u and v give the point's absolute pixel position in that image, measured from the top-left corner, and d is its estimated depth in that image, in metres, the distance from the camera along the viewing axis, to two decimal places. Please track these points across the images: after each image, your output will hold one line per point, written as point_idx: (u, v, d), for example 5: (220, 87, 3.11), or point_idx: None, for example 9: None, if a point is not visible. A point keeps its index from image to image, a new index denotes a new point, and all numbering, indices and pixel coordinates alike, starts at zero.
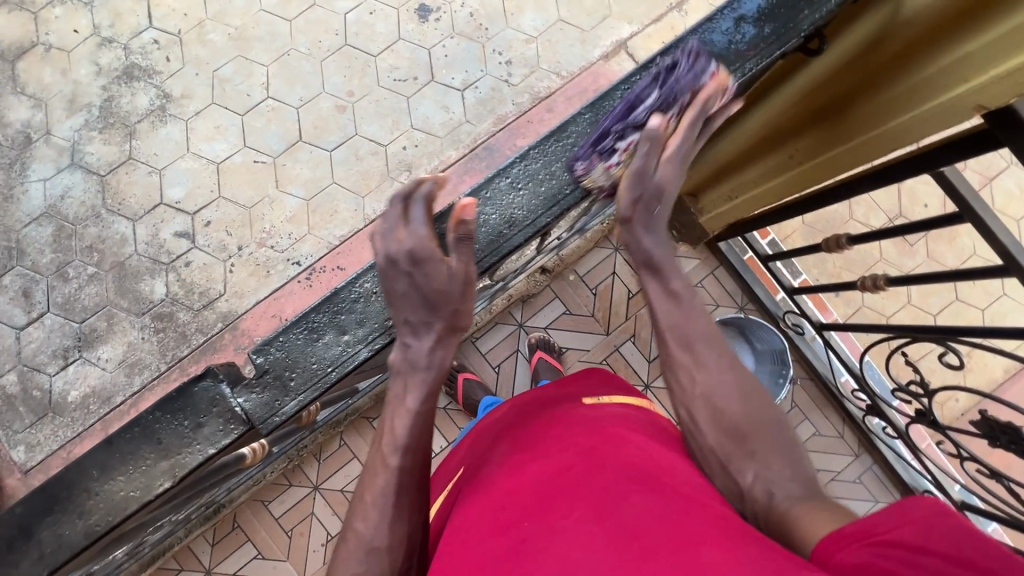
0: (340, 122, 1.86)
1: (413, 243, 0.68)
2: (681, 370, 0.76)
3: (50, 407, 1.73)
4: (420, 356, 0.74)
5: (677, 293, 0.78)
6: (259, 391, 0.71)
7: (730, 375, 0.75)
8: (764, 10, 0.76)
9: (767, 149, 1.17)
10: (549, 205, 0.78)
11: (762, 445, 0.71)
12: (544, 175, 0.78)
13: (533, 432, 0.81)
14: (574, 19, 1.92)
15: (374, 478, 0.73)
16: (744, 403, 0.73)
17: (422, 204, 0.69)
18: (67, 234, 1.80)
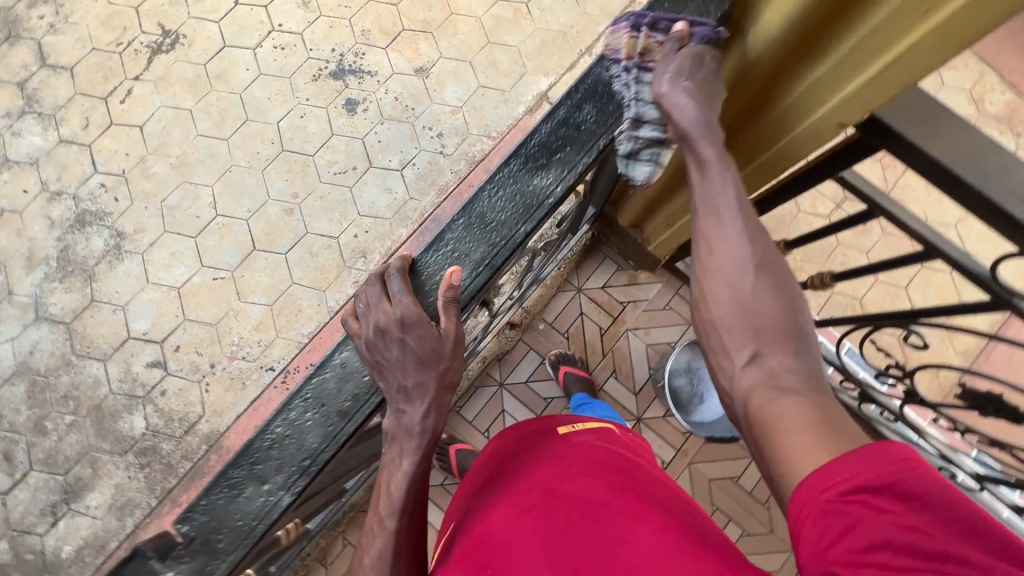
0: (290, 224, 1.91)
1: (402, 311, 0.73)
2: (705, 233, 0.73)
3: (46, 567, 1.69)
4: (412, 423, 0.75)
5: (712, 164, 0.72)
6: (188, 559, 0.69)
7: (753, 247, 0.71)
8: (614, 81, 0.78)
9: (682, 180, 1.22)
10: (474, 273, 0.76)
11: (775, 313, 0.70)
12: (461, 251, 0.76)
13: (512, 472, 0.88)
14: (493, 83, 2.01)
15: (372, 540, 0.76)
16: (758, 290, 0.70)
17: (398, 277, 0.75)
18: (40, 388, 1.81)
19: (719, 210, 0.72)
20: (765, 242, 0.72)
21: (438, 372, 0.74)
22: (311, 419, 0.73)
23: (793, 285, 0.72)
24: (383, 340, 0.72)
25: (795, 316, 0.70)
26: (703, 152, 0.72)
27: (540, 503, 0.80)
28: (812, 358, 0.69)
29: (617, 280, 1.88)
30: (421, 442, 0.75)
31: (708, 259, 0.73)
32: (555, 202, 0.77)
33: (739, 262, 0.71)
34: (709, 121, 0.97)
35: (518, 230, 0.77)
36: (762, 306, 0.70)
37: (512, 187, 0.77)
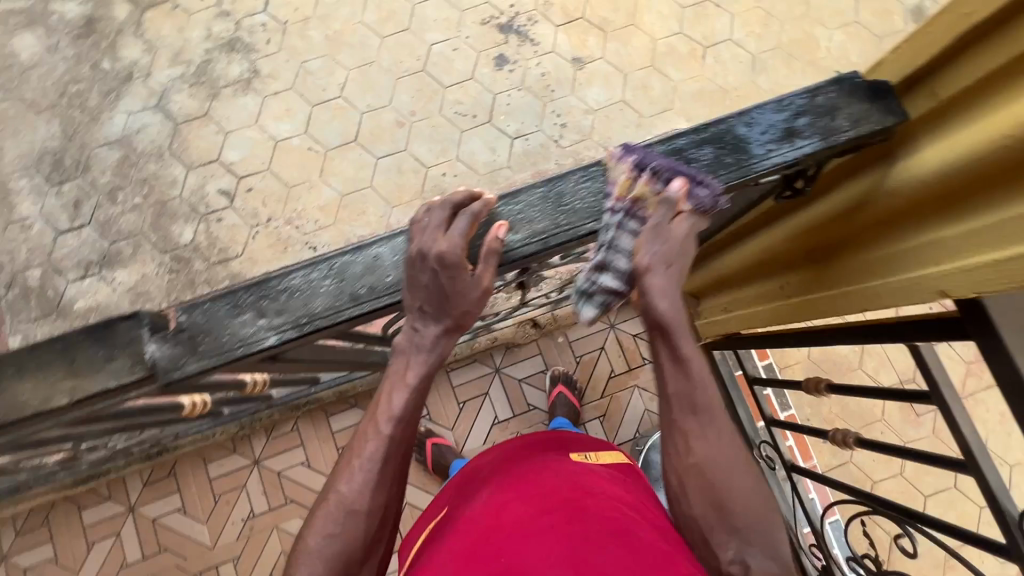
0: (394, 136, 2.00)
1: (447, 248, 0.61)
2: (680, 434, 0.71)
3: (57, 308, 1.87)
4: (425, 341, 0.71)
5: (688, 359, 0.70)
6: (173, 342, 0.62)
7: (723, 442, 0.71)
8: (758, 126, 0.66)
9: (763, 275, 1.19)
10: (542, 238, 0.63)
11: (747, 491, 0.71)
12: (539, 211, 0.64)
13: (514, 478, 0.86)
14: (635, 104, 2.02)
15: (363, 444, 0.73)
16: (734, 480, 0.70)
17: (469, 217, 0.62)
18: (129, 164, 2.00)
19: (695, 408, 0.71)
20: (725, 424, 0.72)
21: (452, 315, 0.67)
22: (329, 286, 0.62)
23: (757, 472, 0.73)
24: (418, 263, 0.62)
25: (763, 499, 0.71)
26: (681, 346, 0.69)
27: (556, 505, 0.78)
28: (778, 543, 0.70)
29: (650, 336, 1.85)
30: (428, 361, 0.72)
31: (682, 467, 0.71)
32: (631, 217, 0.64)
33: (712, 462, 0.70)
34: (822, 225, 0.94)
35: (584, 226, 0.63)
36: (747, 504, 0.70)
37: (602, 181, 0.65)
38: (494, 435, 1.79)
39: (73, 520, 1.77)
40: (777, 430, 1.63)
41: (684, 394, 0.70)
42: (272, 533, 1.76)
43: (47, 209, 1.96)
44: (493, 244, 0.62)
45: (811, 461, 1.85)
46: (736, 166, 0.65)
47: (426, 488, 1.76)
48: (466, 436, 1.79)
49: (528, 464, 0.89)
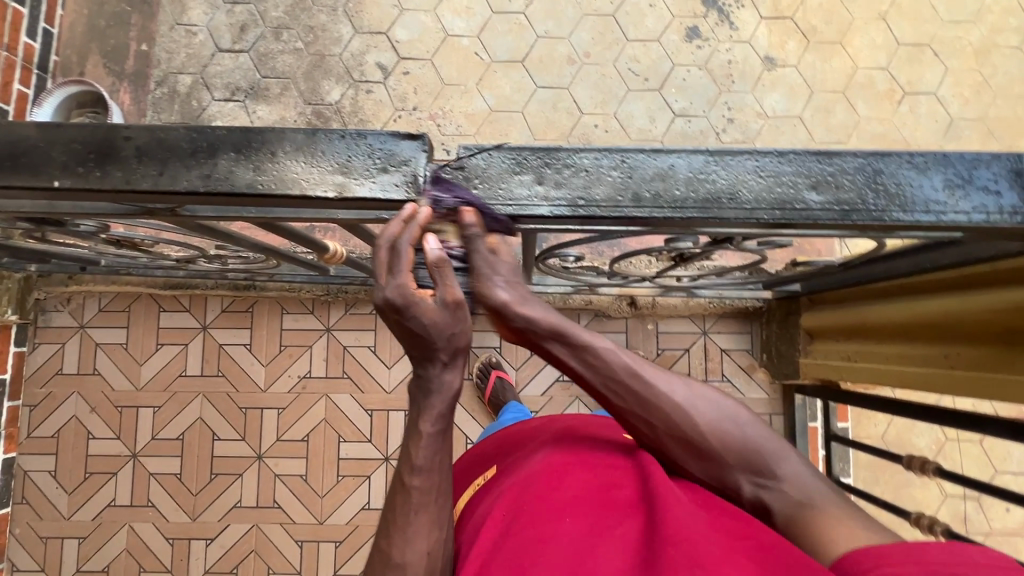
0: (561, 70, 1.94)
1: (392, 295, 0.62)
2: (637, 413, 0.81)
3: (197, 120, 1.92)
4: (432, 381, 0.71)
5: (587, 345, 0.80)
6: (447, 176, 0.60)
7: (671, 404, 0.81)
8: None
9: (920, 337, 1.15)
10: (774, 206, 0.59)
11: (706, 420, 0.81)
12: (787, 181, 0.59)
13: (568, 444, 0.90)
14: (810, 124, 1.91)
15: (395, 499, 0.74)
16: (703, 429, 0.81)
17: (403, 254, 0.60)
18: (302, 7, 1.99)
19: (630, 384, 0.81)
20: (645, 373, 0.82)
21: (442, 346, 0.68)
22: (616, 177, 0.60)
23: (703, 394, 0.84)
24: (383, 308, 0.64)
25: (716, 409, 0.83)
26: (580, 338, 0.79)
27: (618, 481, 0.80)
28: (766, 448, 0.82)
29: (738, 357, 1.81)
30: (441, 402, 0.71)
31: (659, 441, 0.82)
32: (939, 224, 0.60)
33: (676, 419, 0.81)
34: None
35: (891, 214, 0.59)
36: (707, 430, 0.81)
37: (922, 174, 0.59)
38: (553, 389, 1.80)
39: (151, 317, 1.86)
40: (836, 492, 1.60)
41: (603, 377, 0.80)
42: (320, 399, 1.82)
43: (214, 23, 1.98)
44: (438, 263, 0.62)
45: None
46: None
47: (474, 414, 1.79)
48: (527, 381, 1.80)
49: (578, 438, 0.92)
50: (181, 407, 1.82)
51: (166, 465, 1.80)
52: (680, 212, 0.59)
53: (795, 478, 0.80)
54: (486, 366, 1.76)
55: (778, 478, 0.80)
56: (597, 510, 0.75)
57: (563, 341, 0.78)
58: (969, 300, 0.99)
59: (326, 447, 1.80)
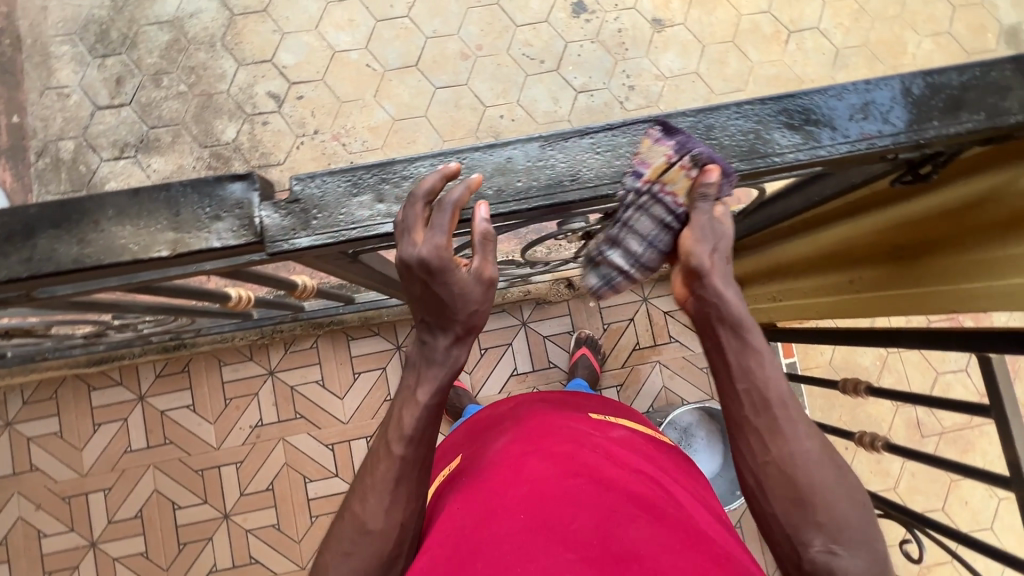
0: (457, 67, 1.92)
1: (427, 253, 0.57)
2: (765, 428, 0.64)
3: (88, 185, 1.81)
4: (433, 354, 0.68)
5: (758, 351, 0.65)
6: (284, 212, 0.58)
7: (802, 433, 0.64)
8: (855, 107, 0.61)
9: (828, 266, 1.17)
10: (616, 178, 0.59)
11: (823, 478, 0.62)
12: (625, 152, 0.60)
13: (535, 431, 0.89)
14: (708, 78, 1.95)
15: (377, 465, 0.70)
16: (819, 471, 0.63)
17: (447, 209, 0.56)
18: (178, 48, 1.91)
19: (779, 400, 0.64)
20: (796, 407, 0.65)
21: (460, 321, 0.64)
22: (456, 181, 0.59)
23: (842, 463, 0.65)
24: (409, 271, 0.59)
25: (847, 479, 0.63)
26: (755, 340, 0.65)
27: (577, 467, 0.78)
28: (870, 534, 0.62)
29: (681, 316, 1.84)
30: (441, 374, 0.69)
31: (761, 458, 0.64)
32: (778, 165, 0.61)
33: (809, 462, 0.63)
34: (912, 224, 0.92)
35: (731, 165, 0.60)
36: (816, 482, 0.62)
37: (755, 121, 0.60)
38: (510, 385, 1.79)
39: (81, 399, 1.76)
40: None
41: (753, 383, 0.65)
42: (278, 445, 1.76)
43: (87, 80, 1.88)
44: (483, 232, 0.58)
45: None
46: (890, 132, 0.61)
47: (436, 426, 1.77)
48: (483, 382, 1.79)
49: (541, 426, 0.90)
50: (133, 484, 1.74)
51: (130, 547, 1.72)
52: (524, 202, 0.59)
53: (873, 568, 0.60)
54: None
55: (854, 553, 0.61)
56: (553, 502, 0.73)
57: (735, 327, 0.64)
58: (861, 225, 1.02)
59: (293, 492, 1.75)
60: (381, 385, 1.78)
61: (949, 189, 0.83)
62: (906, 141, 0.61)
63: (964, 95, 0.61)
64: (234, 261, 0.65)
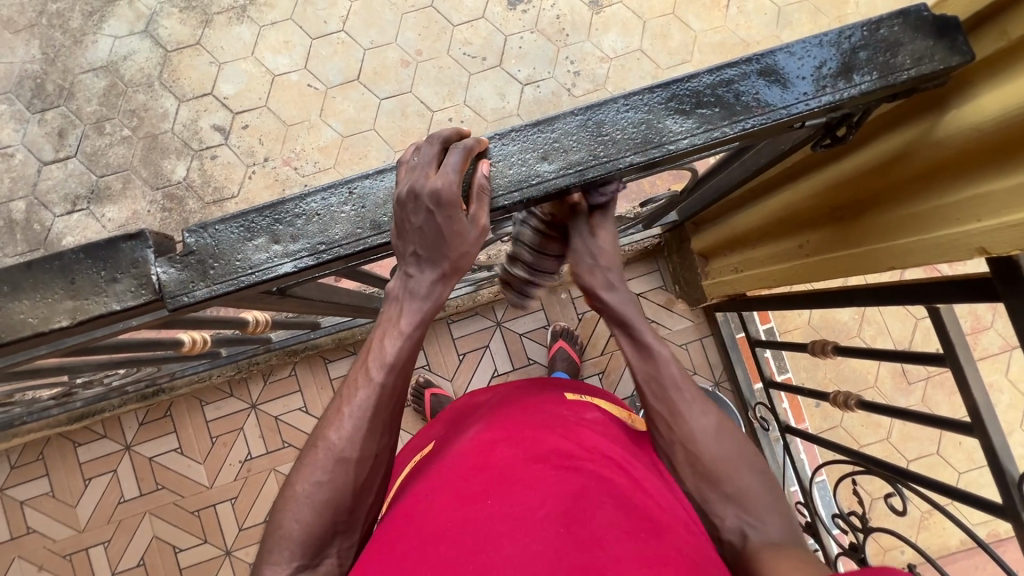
0: (399, 75, 1.90)
1: (441, 185, 0.56)
2: (669, 409, 0.79)
3: (44, 243, 1.79)
4: (421, 286, 0.67)
5: (651, 347, 0.81)
6: (180, 266, 0.57)
7: (704, 413, 0.78)
8: (744, 82, 0.60)
9: (782, 232, 1.16)
10: (510, 187, 0.59)
11: (718, 448, 0.76)
12: (518, 159, 0.59)
13: (507, 415, 0.88)
14: (653, 53, 1.92)
15: (354, 391, 0.71)
16: (719, 445, 0.76)
17: (462, 149, 0.57)
18: (116, 93, 1.89)
19: (677, 385, 0.79)
20: (693, 390, 0.80)
21: (450, 258, 0.63)
22: (351, 212, 0.59)
23: (743, 446, 0.78)
24: (409, 203, 0.57)
25: (740, 449, 0.77)
26: (651, 340, 0.81)
27: (546, 452, 0.78)
28: (775, 502, 0.74)
29: (654, 296, 1.84)
30: (424, 308, 0.68)
31: (677, 436, 0.78)
32: (674, 153, 0.59)
33: (709, 437, 0.76)
34: (845, 183, 0.91)
35: (625, 159, 0.59)
36: (719, 459, 0.75)
37: (644, 110, 0.59)
38: None
39: (69, 456, 1.76)
40: (774, 392, 1.66)
41: (653, 376, 0.80)
42: (270, 476, 1.77)
43: (30, 137, 1.86)
44: (482, 184, 0.58)
45: (803, 422, 1.85)
46: (785, 105, 0.60)
47: None
48: (465, 387, 1.79)
49: (514, 409, 0.89)
50: (132, 534, 1.74)
51: None
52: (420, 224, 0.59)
53: (787, 536, 0.71)
54: (418, 388, 1.73)
55: (765, 522, 0.72)
56: (520, 488, 0.73)
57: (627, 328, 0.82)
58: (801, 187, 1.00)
59: None
60: None
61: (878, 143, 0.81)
62: (803, 110, 0.60)
63: (856, 55, 0.60)
64: (147, 316, 0.64)
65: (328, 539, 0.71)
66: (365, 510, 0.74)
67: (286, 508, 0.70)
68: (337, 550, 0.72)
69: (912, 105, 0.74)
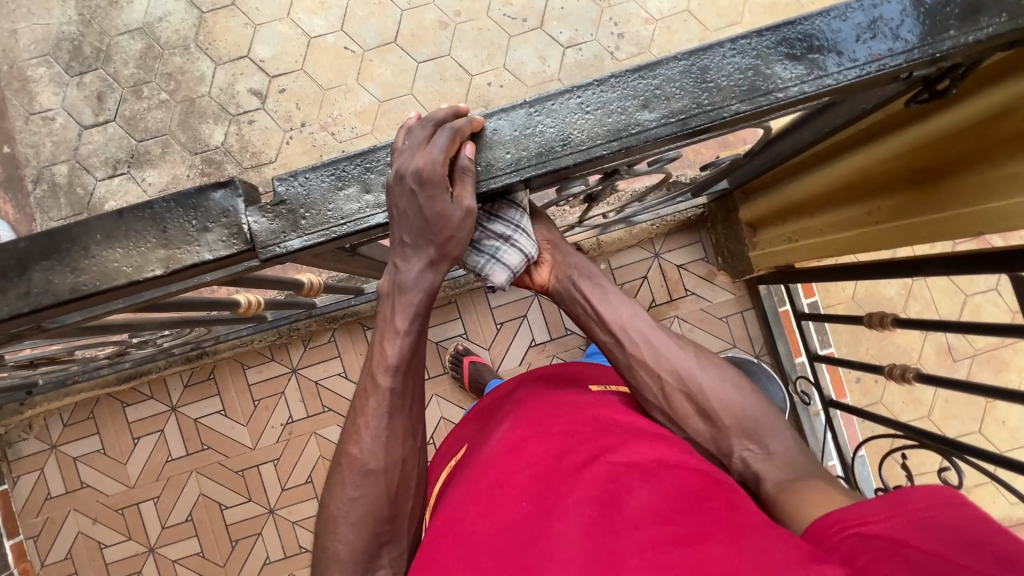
0: (437, 38, 1.85)
1: (425, 165, 0.54)
2: (651, 354, 0.89)
3: (87, 207, 1.81)
4: (409, 277, 0.67)
5: (610, 300, 0.92)
6: (272, 216, 0.56)
7: (686, 354, 0.89)
8: (865, 22, 0.56)
9: (849, 199, 1.12)
10: (610, 137, 0.56)
11: (705, 383, 0.86)
12: (617, 108, 0.56)
13: (536, 414, 0.89)
14: (701, 15, 1.84)
15: (367, 402, 0.73)
16: (706, 379, 0.87)
17: (450, 132, 0.55)
18: (153, 55, 1.87)
19: (649, 330, 0.91)
20: (662, 333, 0.91)
21: (438, 243, 0.62)
22: None
23: (728, 375, 0.88)
24: (396, 187, 0.56)
25: (721, 374, 0.88)
26: (609, 291, 0.93)
27: (575, 446, 0.78)
28: (767, 421, 0.84)
29: (695, 268, 1.81)
30: (418, 298, 0.69)
31: (666, 380, 0.87)
32: (783, 102, 0.56)
33: (692, 372, 0.87)
34: (930, 146, 0.87)
35: (731, 108, 0.56)
36: (708, 390, 0.85)
37: (752, 55, 0.56)
38: (529, 357, 1.79)
39: (117, 416, 1.81)
40: (818, 364, 1.65)
41: (624, 325, 0.91)
42: (310, 439, 1.81)
43: (69, 101, 1.86)
44: (465, 166, 0.56)
45: (844, 397, 1.83)
46: (903, 49, 0.56)
47: (461, 405, 1.78)
48: (502, 357, 1.79)
49: (545, 404, 0.92)
50: (179, 491, 1.80)
51: (186, 548, 1.79)
52: (516, 174, 0.56)
53: (787, 450, 0.81)
54: (456, 356, 1.74)
55: (770, 448, 0.81)
56: (553, 484, 0.73)
57: (587, 286, 0.92)
58: (872, 152, 0.96)
59: None
60: None
61: (958, 110, 0.78)
62: (920, 57, 0.57)
63: None
64: (227, 269, 0.64)
65: (377, 550, 0.75)
66: (406, 518, 0.77)
67: (332, 528, 0.75)
68: (388, 557, 0.76)
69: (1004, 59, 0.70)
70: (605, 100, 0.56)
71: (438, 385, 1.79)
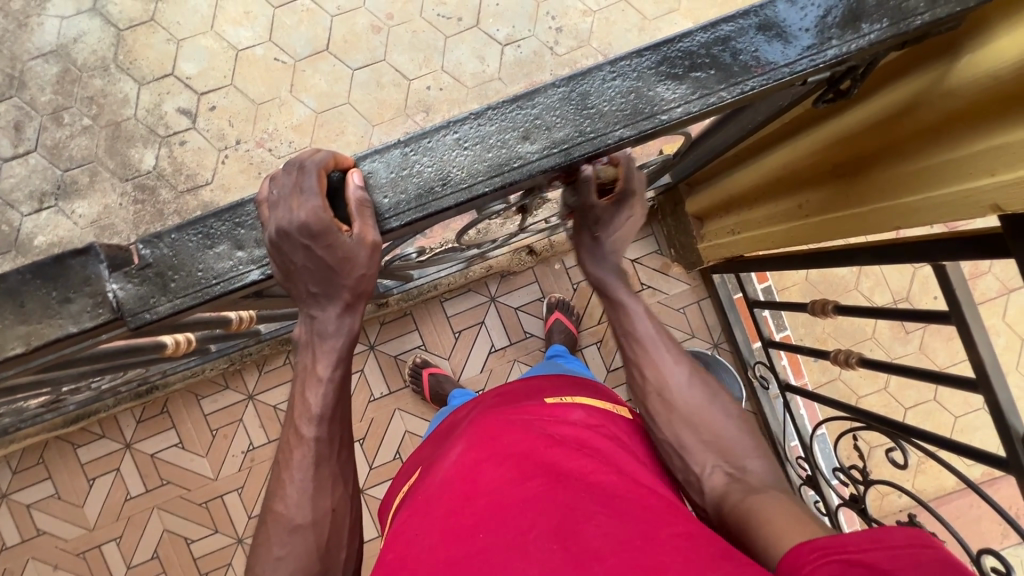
0: (370, 43, 1.79)
1: (309, 214, 0.51)
2: (646, 359, 0.85)
3: (14, 245, 1.72)
4: (328, 325, 0.61)
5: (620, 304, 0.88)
6: (139, 282, 0.53)
7: (680, 366, 0.85)
8: (755, 29, 0.54)
9: (780, 193, 1.11)
10: (490, 173, 0.53)
11: (689, 397, 0.82)
12: (496, 142, 0.53)
13: (493, 426, 0.85)
14: (638, 4, 1.81)
15: (291, 455, 0.67)
16: (694, 392, 0.83)
17: (320, 168, 0.52)
18: (71, 79, 1.77)
19: (650, 336, 0.86)
20: (663, 343, 0.86)
21: (348, 286, 0.58)
22: None
23: (719, 396, 0.84)
24: (283, 243, 0.52)
25: (709, 392, 0.83)
26: (622, 296, 0.88)
27: (533, 468, 0.74)
28: (756, 446, 0.79)
29: (650, 262, 1.80)
30: (339, 344, 0.62)
31: (653, 385, 0.84)
32: (668, 123, 0.54)
33: (682, 385, 0.83)
34: (852, 138, 0.85)
35: (614, 134, 0.54)
36: (693, 405, 0.82)
37: (632, 77, 0.53)
38: (490, 363, 1.77)
39: (69, 458, 1.75)
40: (773, 350, 1.64)
41: (629, 332, 0.87)
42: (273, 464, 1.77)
43: None
44: (358, 197, 0.53)
45: (803, 378, 1.86)
46: (786, 62, 0.54)
47: (426, 417, 1.76)
48: (463, 366, 1.77)
49: (503, 417, 0.88)
50: (142, 529, 1.76)
51: None
52: (396, 219, 0.54)
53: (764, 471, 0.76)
54: (415, 369, 1.71)
55: (745, 468, 0.77)
56: (513, 508, 0.69)
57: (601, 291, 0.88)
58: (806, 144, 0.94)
59: None
60: (360, 388, 1.76)
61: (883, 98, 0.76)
62: (807, 67, 0.55)
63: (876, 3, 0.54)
64: (114, 335, 0.60)
65: None
66: (339, 570, 0.71)
67: None
68: None
69: (926, 49, 0.68)
70: (537, 112, 0.53)
71: (400, 400, 1.77)
